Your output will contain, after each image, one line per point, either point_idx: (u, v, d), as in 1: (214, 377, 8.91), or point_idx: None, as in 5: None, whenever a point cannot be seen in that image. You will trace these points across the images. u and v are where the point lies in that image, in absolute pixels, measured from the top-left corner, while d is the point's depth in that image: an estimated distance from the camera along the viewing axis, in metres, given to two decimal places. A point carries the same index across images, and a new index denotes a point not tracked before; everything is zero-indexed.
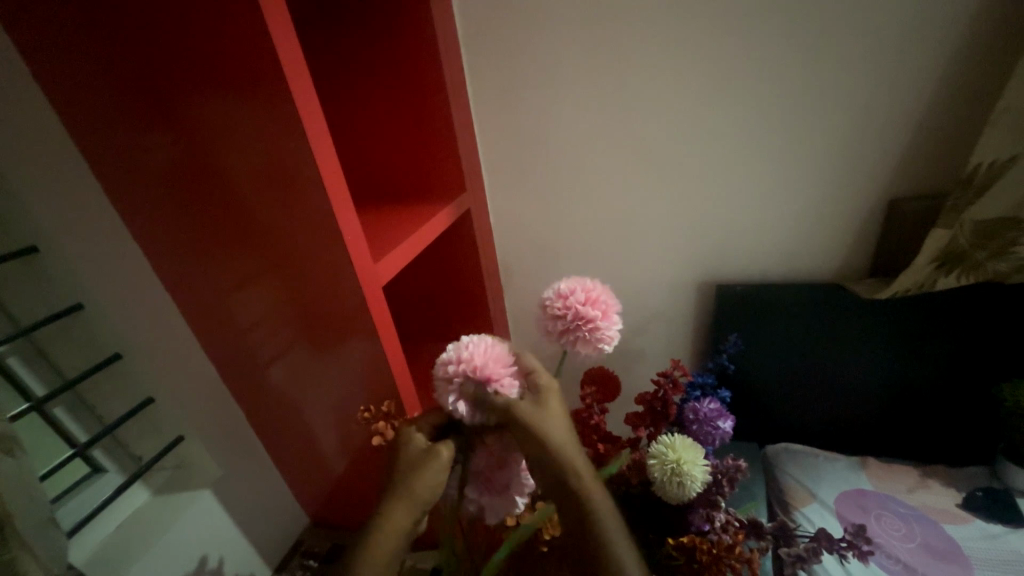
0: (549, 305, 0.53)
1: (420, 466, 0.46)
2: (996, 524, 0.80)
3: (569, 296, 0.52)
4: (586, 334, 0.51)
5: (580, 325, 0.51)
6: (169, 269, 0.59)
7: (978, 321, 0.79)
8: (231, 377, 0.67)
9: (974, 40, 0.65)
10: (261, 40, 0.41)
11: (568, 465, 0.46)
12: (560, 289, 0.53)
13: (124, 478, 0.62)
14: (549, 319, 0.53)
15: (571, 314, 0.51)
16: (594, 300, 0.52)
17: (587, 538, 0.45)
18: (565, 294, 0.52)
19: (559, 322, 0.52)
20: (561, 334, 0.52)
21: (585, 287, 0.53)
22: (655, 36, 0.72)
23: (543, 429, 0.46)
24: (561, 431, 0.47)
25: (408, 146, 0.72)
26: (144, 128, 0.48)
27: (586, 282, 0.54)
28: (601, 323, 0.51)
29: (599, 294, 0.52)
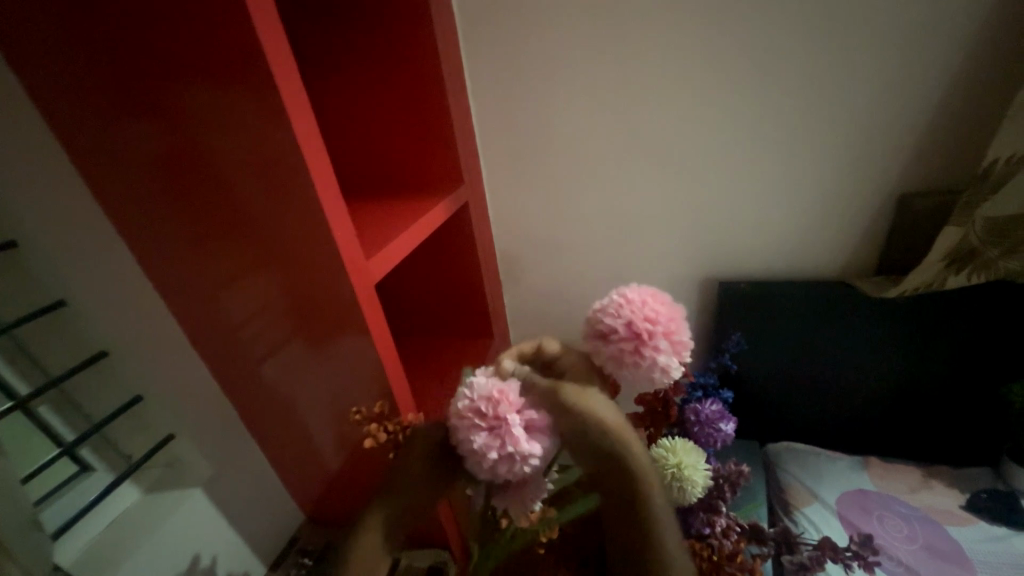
0: (613, 336, 0.46)
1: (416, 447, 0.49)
2: (1000, 527, 0.79)
3: (643, 329, 0.45)
4: (653, 377, 0.45)
5: (648, 364, 0.44)
6: (156, 263, 0.57)
7: (988, 320, 0.77)
8: (223, 374, 0.66)
9: (996, 27, 0.62)
10: (243, 27, 0.38)
11: (630, 450, 0.45)
12: (640, 321, 0.45)
13: (114, 477, 0.61)
14: (610, 351, 0.46)
15: (639, 353, 0.44)
16: (667, 337, 0.45)
17: (633, 529, 0.44)
18: (635, 326, 0.45)
19: (621, 359, 0.45)
20: (621, 368, 0.45)
21: (660, 317, 0.45)
22: (658, 25, 0.70)
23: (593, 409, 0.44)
24: (607, 413, 0.45)
25: (403, 139, 0.70)
26: (124, 113, 0.46)
27: (659, 310, 0.46)
28: (675, 362, 0.45)
29: (671, 327, 0.45)
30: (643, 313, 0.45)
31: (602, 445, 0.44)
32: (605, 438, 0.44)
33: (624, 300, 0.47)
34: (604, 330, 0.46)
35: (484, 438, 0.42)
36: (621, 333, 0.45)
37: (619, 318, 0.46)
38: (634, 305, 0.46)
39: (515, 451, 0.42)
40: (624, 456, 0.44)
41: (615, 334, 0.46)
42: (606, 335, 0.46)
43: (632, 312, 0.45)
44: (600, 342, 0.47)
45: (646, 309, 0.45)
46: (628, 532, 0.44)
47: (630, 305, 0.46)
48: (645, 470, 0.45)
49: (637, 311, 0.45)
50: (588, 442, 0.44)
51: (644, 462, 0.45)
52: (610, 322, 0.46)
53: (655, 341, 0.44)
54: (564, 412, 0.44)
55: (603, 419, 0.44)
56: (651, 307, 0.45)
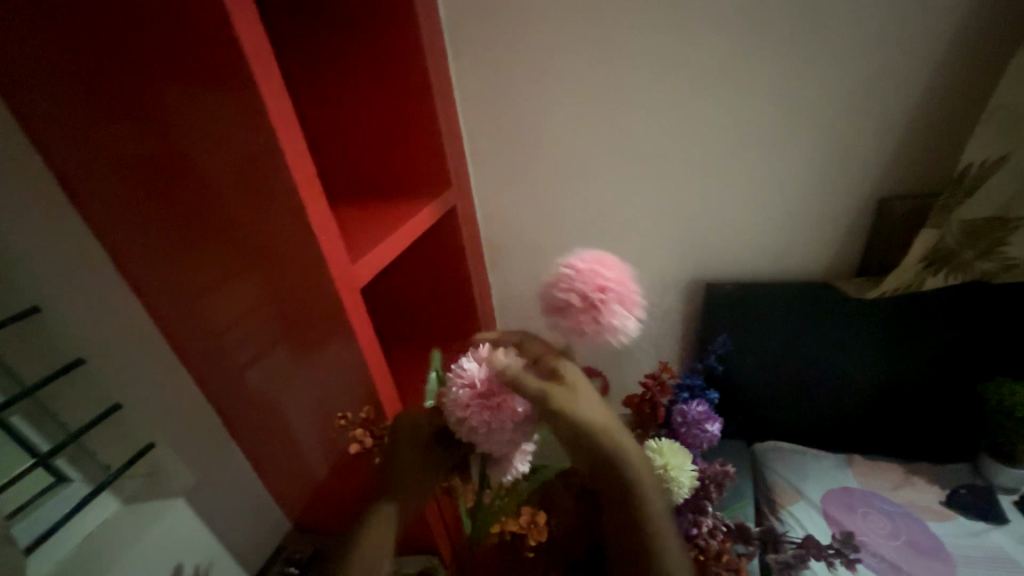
0: (567, 306, 0.44)
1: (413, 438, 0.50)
2: (978, 521, 0.81)
3: (593, 293, 0.43)
4: (618, 336, 0.44)
5: (610, 328, 0.43)
6: (135, 267, 0.56)
7: (965, 320, 0.79)
8: (205, 381, 0.65)
9: (969, 33, 0.64)
10: (223, 30, 0.38)
11: (623, 452, 0.44)
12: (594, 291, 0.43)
13: (92, 488, 0.60)
14: (570, 321, 0.44)
15: (599, 318, 0.43)
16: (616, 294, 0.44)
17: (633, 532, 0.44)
18: (587, 294, 0.43)
19: (582, 325, 0.44)
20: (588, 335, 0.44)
21: (605, 278, 0.44)
22: (643, 31, 0.70)
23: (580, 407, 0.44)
24: (596, 412, 0.45)
25: (390, 143, 0.69)
26: (101, 114, 0.45)
27: (602, 269, 0.44)
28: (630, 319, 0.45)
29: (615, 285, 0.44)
30: (590, 280, 0.43)
31: (596, 449, 0.44)
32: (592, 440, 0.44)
33: (574, 271, 0.44)
34: (556, 302, 0.45)
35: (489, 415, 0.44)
36: (576, 303, 0.44)
37: (571, 290, 0.44)
38: (579, 272, 0.44)
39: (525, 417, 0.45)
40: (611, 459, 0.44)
41: (569, 305, 0.44)
42: (559, 308, 0.45)
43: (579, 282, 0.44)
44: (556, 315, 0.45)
45: (596, 277, 0.43)
46: (624, 533, 0.44)
47: (578, 274, 0.44)
48: (638, 469, 0.45)
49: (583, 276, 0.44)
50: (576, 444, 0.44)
51: (638, 464, 0.45)
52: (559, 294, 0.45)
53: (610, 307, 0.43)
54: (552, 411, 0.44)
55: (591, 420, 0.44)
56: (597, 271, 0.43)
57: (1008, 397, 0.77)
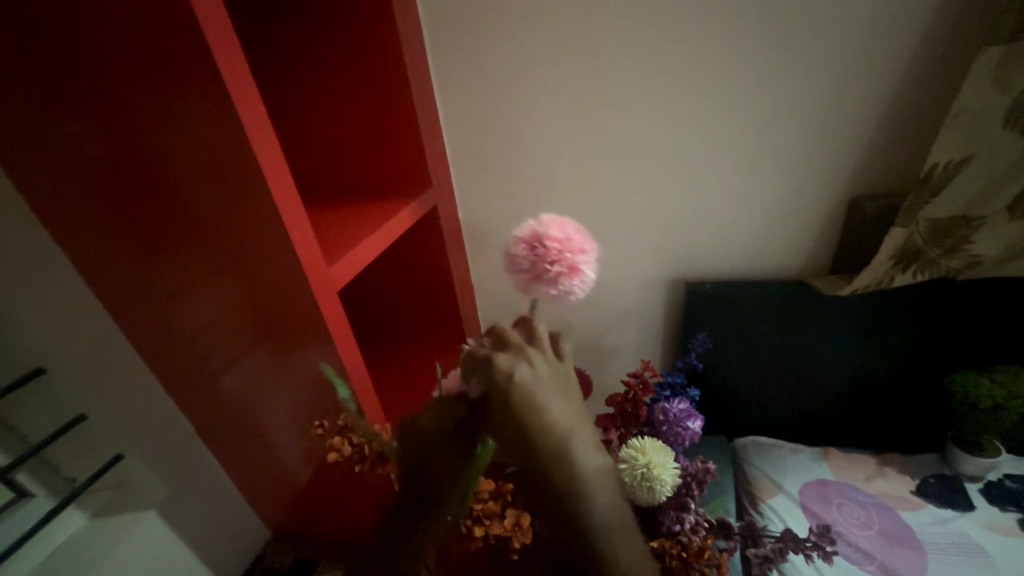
0: (536, 266, 0.47)
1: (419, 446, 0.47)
2: (947, 509, 0.84)
3: (558, 255, 0.47)
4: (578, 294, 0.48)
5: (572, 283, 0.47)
6: (97, 270, 0.53)
7: (932, 315, 0.81)
8: (177, 388, 0.63)
9: (934, 39, 0.66)
10: (186, 24, 0.36)
11: (559, 484, 0.42)
12: (565, 249, 0.47)
13: (55, 503, 0.56)
14: (538, 280, 0.47)
15: (565, 275, 0.47)
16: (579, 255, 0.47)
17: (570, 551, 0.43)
18: (553, 252, 0.47)
19: (548, 284, 0.47)
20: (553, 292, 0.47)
21: (569, 241, 0.47)
22: (621, 32, 0.71)
23: (539, 397, 0.43)
24: (556, 407, 0.43)
25: (367, 143, 0.68)
26: (59, 112, 0.43)
27: (568, 231, 0.48)
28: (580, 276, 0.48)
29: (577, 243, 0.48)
30: (553, 243, 0.47)
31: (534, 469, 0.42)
32: (542, 434, 0.42)
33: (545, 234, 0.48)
34: (523, 263, 0.48)
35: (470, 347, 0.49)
36: (541, 265, 0.47)
37: (535, 248, 0.48)
38: (546, 235, 0.47)
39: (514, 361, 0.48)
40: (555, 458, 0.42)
41: (537, 268, 0.47)
42: (526, 270, 0.48)
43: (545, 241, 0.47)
44: (525, 276, 0.48)
45: (559, 237, 0.47)
46: (562, 528, 0.42)
47: (545, 238, 0.47)
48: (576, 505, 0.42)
49: (550, 239, 0.47)
50: (522, 432, 0.42)
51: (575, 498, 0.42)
52: (526, 256, 0.48)
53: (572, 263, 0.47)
54: (502, 389, 0.43)
55: (548, 412, 0.43)
56: (562, 233, 0.47)
57: (974, 390, 0.80)
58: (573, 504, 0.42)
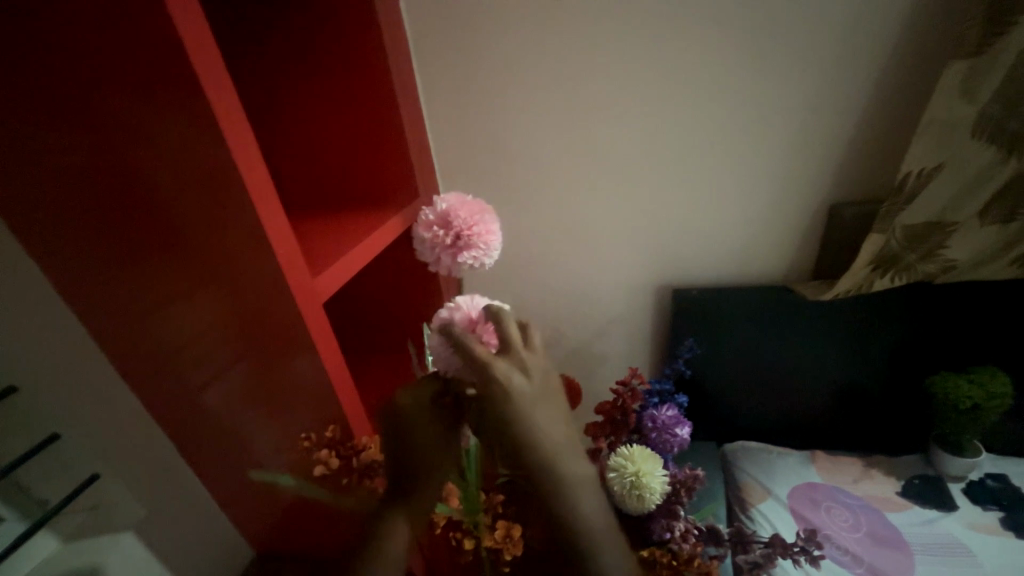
0: (449, 243, 0.45)
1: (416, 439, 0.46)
2: (931, 509, 0.85)
3: (466, 225, 0.46)
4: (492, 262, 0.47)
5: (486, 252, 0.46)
6: (74, 284, 0.52)
7: (912, 318, 0.83)
8: (156, 403, 0.61)
9: (905, 52, 0.68)
10: (165, 35, 0.36)
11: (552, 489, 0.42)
12: (472, 219, 0.46)
13: (27, 528, 0.53)
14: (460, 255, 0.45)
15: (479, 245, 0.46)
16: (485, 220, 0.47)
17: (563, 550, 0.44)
18: (463, 227, 0.45)
19: (465, 257, 0.45)
20: (475, 260, 0.46)
21: (474, 209, 0.46)
22: (604, 43, 0.72)
23: (527, 407, 0.42)
24: (539, 416, 0.43)
25: (352, 153, 0.68)
26: (34, 123, 0.42)
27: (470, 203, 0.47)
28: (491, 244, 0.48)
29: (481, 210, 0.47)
30: (460, 219, 0.45)
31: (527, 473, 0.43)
32: (527, 443, 0.42)
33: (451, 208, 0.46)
34: (437, 243, 0.46)
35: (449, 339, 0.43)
36: (457, 241, 0.45)
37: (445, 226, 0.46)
38: (454, 212, 0.46)
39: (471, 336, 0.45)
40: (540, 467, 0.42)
41: (453, 244, 0.45)
42: (442, 247, 0.46)
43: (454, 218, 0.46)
44: (447, 256, 0.46)
45: (461, 209, 0.46)
46: (552, 530, 0.44)
47: (453, 213, 0.46)
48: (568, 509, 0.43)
49: (458, 214, 0.46)
50: (509, 441, 0.42)
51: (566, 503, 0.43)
52: (439, 233, 0.46)
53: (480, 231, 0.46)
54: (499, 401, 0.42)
55: (534, 421, 0.42)
56: (465, 205, 0.46)
57: (954, 391, 0.81)
58: (563, 509, 0.43)
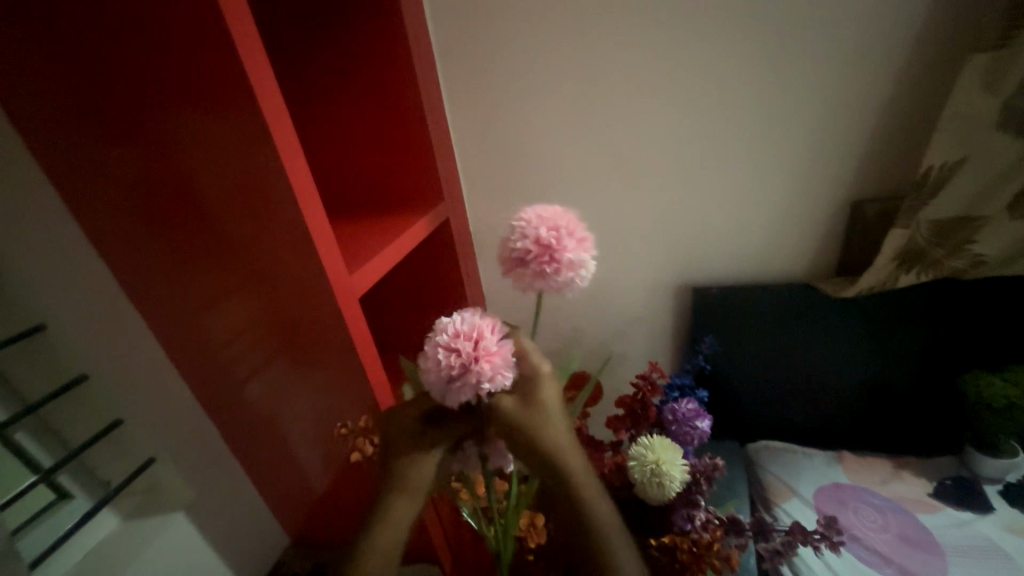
0: (528, 258, 0.47)
1: (417, 458, 0.45)
2: (966, 511, 0.83)
3: (547, 250, 0.46)
4: (573, 286, 0.48)
5: (567, 277, 0.47)
6: (140, 284, 0.57)
7: (943, 314, 0.82)
8: (205, 394, 0.66)
9: (927, 43, 0.68)
10: (227, 51, 0.40)
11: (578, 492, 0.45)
12: (545, 233, 0.47)
13: (92, 505, 0.61)
14: (530, 270, 0.47)
15: (561, 268, 0.46)
16: (565, 242, 0.47)
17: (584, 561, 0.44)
18: (550, 241, 0.46)
19: (540, 279, 0.47)
20: (550, 285, 0.47)
21: (558, 225, 0.47)
22: (623, 45, 0.74)
23: (547, 413, 0.46)
24: (558, 418, 0.46)
25: (383, 159, 0.72)
26: (108, 137, 0.48)
27: (563, 217, 0.48)
28: (568, 269, 0.47)
29: (579, 228, 0.48)
30: (546, 232, 0.47)
31: (551, 473, 0.45)
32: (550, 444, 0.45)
33: (531, 218, 0.48)
34: (517, 256, 0.48)
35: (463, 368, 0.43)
36: (538, 252, 0.47)
37: (522, 234, 0.47)
38: (534, 227, 0.47)
39: (463, 364, 0.43)
40: (568, 467, 0.45)
41: (532, 255, 0.47)
42: (519, 258, 0.48)
43: (537, 229, 0.47)
44: (515, 265, 0.48)
45: (545, 225, 0.47)
46: (573, 538, 0.45)
47: (530, 225, 0.47)
48: (595, 517, 0.44)
49: (536, 226, 0.47)
50: (536, 443, 0.45)
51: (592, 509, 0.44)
52: (514, 242, 0.48)
53: (560, 257, 0.46)
54: (532, 402, 0.46)
55: (552, 428, 0.46)
56: (549, 216, 0.47)
57: (987, 389, 0.80)
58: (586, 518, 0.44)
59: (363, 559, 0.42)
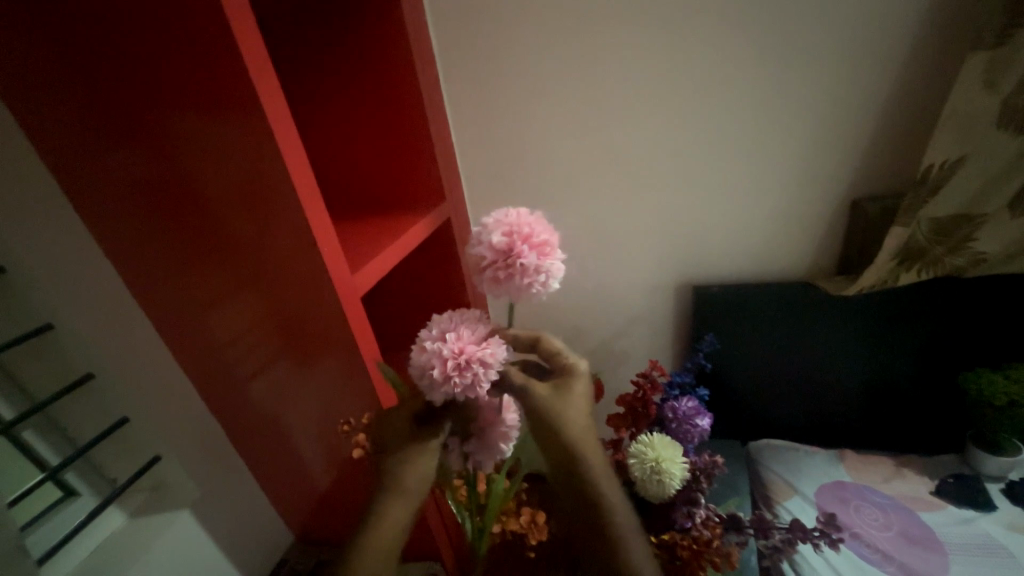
0: (488, 264, 0.46)
1: (410, 459, 0.46)
2: (968, 509, 0.83)
3: (505, 254, 0.45)
4: (536, 292, 0.46)
5: (527, 283, 0.45)
6: (145, 284, 0.58)
7: (945, 312, 0.82)
8: (209, 393, 0.67)
9: (927, 41, 0.68)
10: (230, 53, 0.41)
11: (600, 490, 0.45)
12: (501, 238, 0.45)
13: (98, 502, 0.62)
14: (489, 277, 0.46)
15: (518, 273, 0.44)
16: (523, 246, 0.45)
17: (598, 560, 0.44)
18: (504, 246, 0.45)
19: (500, 285, 0.45)
20: (511, 292, 0.46)
21: (517, 229, 0.45)
22: (623, 44, 0.74)
23: (578, 410, 0.48)
24: (583, 416, 0.48)
25: (385, 159, 0.73)
26: (114, 139, 0.48)
27: (522, 220, 0.46)
28: (529, 274, 0.45)
29: (538, 232, 0.46)
30: (503, 236, 0.45)
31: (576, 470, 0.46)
32: (568, 437, 0.46)
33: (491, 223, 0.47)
34: (479, 263, 0.47)
35: (446, 373, 0.42)
36: (498, 257, 0.45)
37: (484, 239, 0.46)
38: (494, 231, 0.46)
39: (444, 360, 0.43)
40: (582, 459, 0.45)
41: (492, 261, 0.46)
42: (480, 264, 0.47)
43: (494, 233, 0.46)
44: (477, 272, 0.47)
45: (503, 229, 0.46)
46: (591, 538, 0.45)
47: (489, 230, 0.46)
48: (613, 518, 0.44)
49: (494, 230, 0.46)
50: (567, 437, 0.46)
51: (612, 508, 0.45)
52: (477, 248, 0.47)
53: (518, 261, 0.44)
54: (567, 399, 0.48)
55: (583, 425, 0.47)
56: (507, 219, 0.45)
57: (988, 386, 0.79)
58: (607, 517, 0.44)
59: (364, 559, 0.41)
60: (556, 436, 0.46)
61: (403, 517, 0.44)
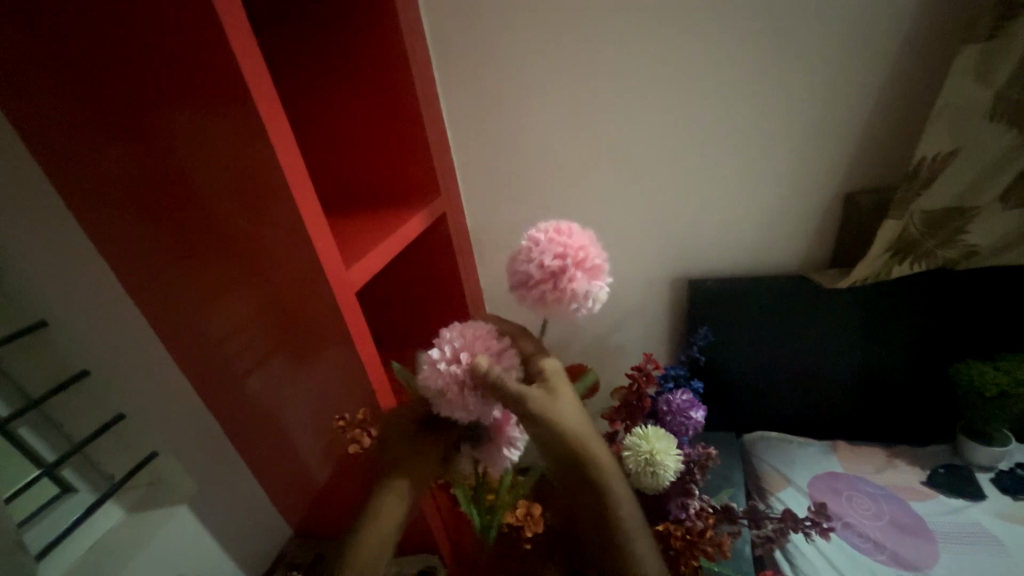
0: (537, 281, 0.48)
1: (407, 456, 0.48)
2: (958, 499, 0.84)
3: (556, 274, 0.47)
4: (581, 311, 0.48)
5: (575, 303, 0.48)
6: (138, 279, 0.58)
7: (936, 305, 0.83)
8: (205, 388, 0.67)
9: (921, 33, 0.68)
10: (220, 45, 0.40)
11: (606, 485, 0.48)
12: (555, 258, 0.47)
13: (95, 498, 0.62)
14: (537, 292, 0.48)
15: (569, 294, 0.47)
16: (576, 268, 0.47)
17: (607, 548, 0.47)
18: (557, 268, 0.47)
19: (547, 303, 0.48)
20: (556, 309, 0.48)
21: (570, 249, 0.47)
22: (618, 37, 0.74)
23: (574, 409, 0.49)
24: (577, 413, 0.49)
25: (379, 154, 0.73)
26: (104, 133, 0.48)
27: (575, 242, 0.48)
28: (579, 295, 0.47)
29: (592, 257, 0.48)
30: (556, 257, 0.47)
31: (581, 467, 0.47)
32: (570, 433, 0.47)
33: (541, 240, 0.48)
34: (525, 278, 0.49)
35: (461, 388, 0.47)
36: (547, 276, 0.47)
37: (533, 254, 0.48)
38: (544, 249, 0.48)
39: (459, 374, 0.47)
40: (588, 458, 0.47)
41: (541, 278, 0.48)
42: (527, 280, 0.49)
43: (546, 253, 0.48)
44: (521, 286, 0.49)
45: (555, 249, 0.47)
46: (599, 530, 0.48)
47: (540, 247, 0.48)
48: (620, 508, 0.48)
49: (546, 249, 0.48)
50: (570, 438, 0.47)
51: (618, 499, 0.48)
52: (525, 263, 0.49)
53: (569, 282, 0.47)
54: (562, 399, 0.48)
55: (581, 423, 0.48)
56: (560, 239, 0.47)
57: (979, 377, 0.80)
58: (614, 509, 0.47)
59: (361, 555, 0.43)
60: (559, 436, 0.47)
61: (399, 512, 0.45)
